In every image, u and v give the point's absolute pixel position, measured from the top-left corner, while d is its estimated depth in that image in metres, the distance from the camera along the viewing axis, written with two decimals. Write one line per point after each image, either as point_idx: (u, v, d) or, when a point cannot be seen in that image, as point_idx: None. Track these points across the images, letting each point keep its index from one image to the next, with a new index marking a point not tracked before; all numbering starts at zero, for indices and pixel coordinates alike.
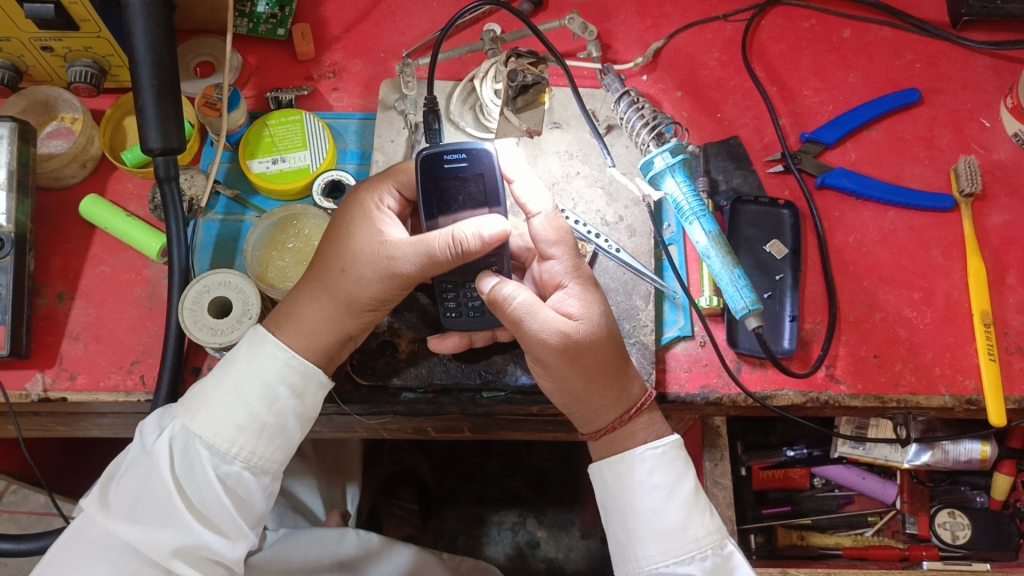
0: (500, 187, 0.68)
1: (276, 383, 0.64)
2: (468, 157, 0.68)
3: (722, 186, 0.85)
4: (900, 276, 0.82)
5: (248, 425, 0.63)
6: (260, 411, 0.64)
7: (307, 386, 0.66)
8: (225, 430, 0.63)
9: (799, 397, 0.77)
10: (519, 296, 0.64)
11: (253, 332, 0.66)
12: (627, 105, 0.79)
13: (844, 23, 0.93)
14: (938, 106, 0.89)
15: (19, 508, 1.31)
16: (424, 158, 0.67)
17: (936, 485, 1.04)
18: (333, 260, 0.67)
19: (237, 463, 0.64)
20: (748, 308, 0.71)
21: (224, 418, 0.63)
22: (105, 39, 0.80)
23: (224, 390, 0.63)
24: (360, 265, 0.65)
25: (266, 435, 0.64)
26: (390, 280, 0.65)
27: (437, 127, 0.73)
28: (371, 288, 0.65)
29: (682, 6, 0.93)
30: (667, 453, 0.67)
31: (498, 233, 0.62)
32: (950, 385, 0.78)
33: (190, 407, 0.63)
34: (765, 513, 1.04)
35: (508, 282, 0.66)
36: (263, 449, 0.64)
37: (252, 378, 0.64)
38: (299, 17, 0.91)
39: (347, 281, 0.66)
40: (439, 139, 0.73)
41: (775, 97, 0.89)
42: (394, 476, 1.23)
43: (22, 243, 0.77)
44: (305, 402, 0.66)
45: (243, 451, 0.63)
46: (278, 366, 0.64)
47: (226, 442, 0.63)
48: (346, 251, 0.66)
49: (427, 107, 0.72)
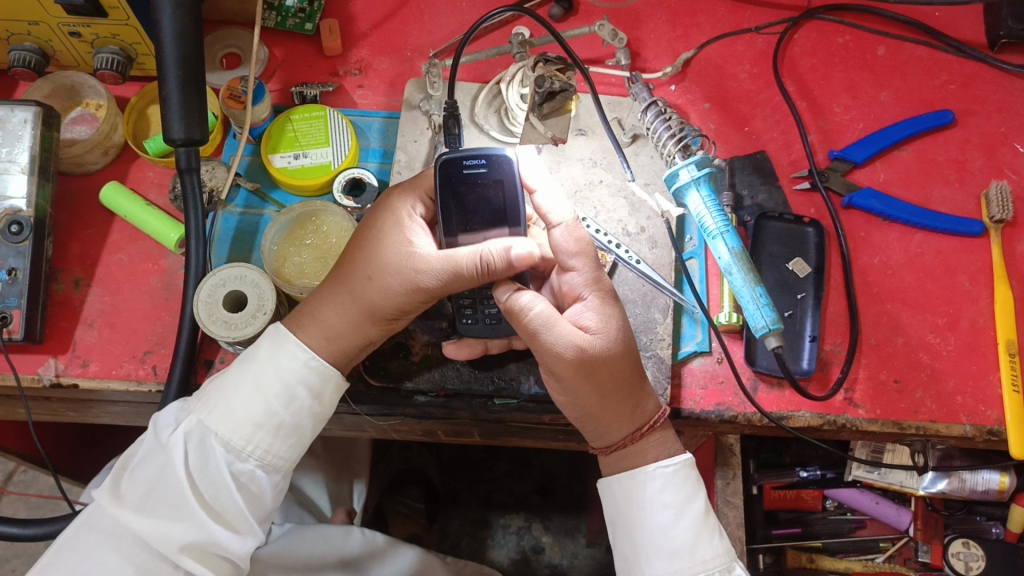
0: (519, 195, 0.68)
1: (294, 383, 0.63)
2: (487, 164, 0.68)
3: (747, 201, 0.83)
4: (925, 300, 0.81)
5: (264, 424, 0.63)
6: (277, 410, 0.63)
7: (325, 386, 0.65)
8: (242, 427, 0.62)
9: (816, 419, 0.76)
10: (536, 306, 0.64)
11: (275, 331, 0.65)
12: (654, 115, 0.78)
13: (879, 40, 0.91)
14: (971, 128, 0.87)
15: (28, 490, 1.37)
16: (442, 163, 0.67)
17: (951, 513, 1.02)
18: (360, 267, 0.66)
19: (251, 461, 0.63)
20: (769, 328, 0.70)
21: (242, 414, 0.62)
22: (133, 27, 0.79)
23: (243, 387, 0.63)
24: (386, 275, 0.65)
25: (281, 434, 0.64)
26: (416, 294, 0.65)
27: (457, 132, 0.72)
28: (397, 298, 0.65)
29: (713, 16, 0.92)
30: (679, 471, 0.66)
31: (527, 253, 0.62)
32: (971, 414, 0.77)
33: (208, 402, 0.62)
34: (774, 534, 1.02)
35: (525, 292, 0.65)
36: (278, 447, 0.64)
37: (271, 376, 0.63)
38: (328, 13, 0.91)
39: (369, 285, 0.65)
40: (458, 144, 0.72)
41: (805, 112, 0.88)
42: (401, 475, 1.24)
43: (41, 228, 0.77)
44: (322, 402, 0.66)
45: (258, 449, 0.63)
46: (298, 366, 0.64)
47: (242, 440, 0.62)
48: (373, 259, 0.66)
49: (449, 110, 0.72)
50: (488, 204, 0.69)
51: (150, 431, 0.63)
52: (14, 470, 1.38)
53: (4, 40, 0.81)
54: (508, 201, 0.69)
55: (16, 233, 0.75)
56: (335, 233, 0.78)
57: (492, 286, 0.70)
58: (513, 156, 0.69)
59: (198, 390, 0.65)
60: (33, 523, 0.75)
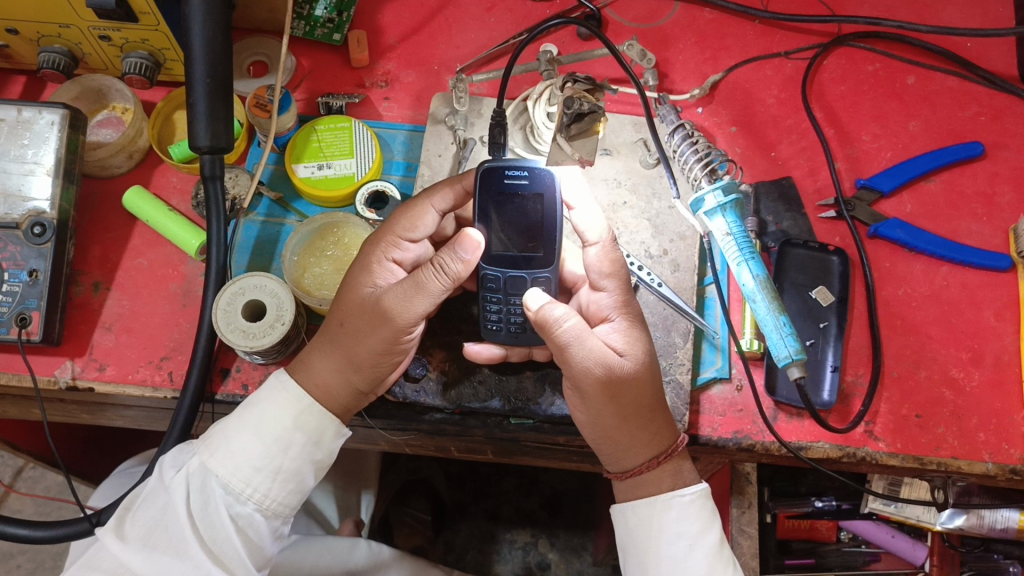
0: (559, 211, 0.68)
1: (291, 430, 0.65)
2: (529, 175, 0.68)
3: (771, 227, 0.83)
4: (949, 334, 0.80)
5: (264, 467, 0.64)
6: (276, 454, 0.64)
7: (324, 434, 0.67)
8: (241, 469, 0.64)
9: (835, 451, 0.75)
10: (568, 320, 0.63)
11: (270, 380, 0.67)
12: (682, 138, 0.77)
13: (909, 69, 0.90)
14: (1001, 162, 0.86)
15: (36, 485, 1.38)
16: (484, 171, 0.67)
17: (968, 551, 0.98)
18: (334, 314, 0.68)
19: (250, 504, 0.64)
20: (792, 357, 0.69)
21: (243, 458, 0.64)
22: (162, 32, 0.79)
23: (243, 433, 0.64)
24: (356, 316, 0.66)
25: (281, 478, 0.65)
26: (386, 330, 0.65)
27: (502, 141, 0.71)
28: (372, 340, 0.65)
29: (742, 39, 0.92)
30: (695, 501, 0.65)
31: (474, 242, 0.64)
32: (993, 452, 0.75)
33: (210, 445, 0.64)
34: (787, 564, 1.00)
35: (557, 303, 0.64)
36: (277, 492, 0.65)
37: (270, 423, 0.65)
38: (356, 24, 0.91)
39: (347, 333, 0.67)
40: (502, 153, 0.71)
41: (832, 139, 0.88)
42: (409, 485, 1.23)
43: (64, 230, 0.76)
44: (322, 449, 0.67)
45: (256, 492, 0.64)
46: (296, 413, 0.65)
47: (241, 483, 0.64)
48: (347, 305, 0.67)
49: (495, 120, 0.70)
50: (528, 214, 0.69)
51: (156, 473, 0.65)
52: (24, 467, 1.39)
53: (34, 41, 0.81)
54: (546, 216, 0.68)
55: (39, 235, 0.75)
56: (356, 244, 0.79)
57: (521, 295, 0.70)
58: (557, 172, 0.68)
59: (203, 433, 0.67)
60: (43, 525, 0.73)
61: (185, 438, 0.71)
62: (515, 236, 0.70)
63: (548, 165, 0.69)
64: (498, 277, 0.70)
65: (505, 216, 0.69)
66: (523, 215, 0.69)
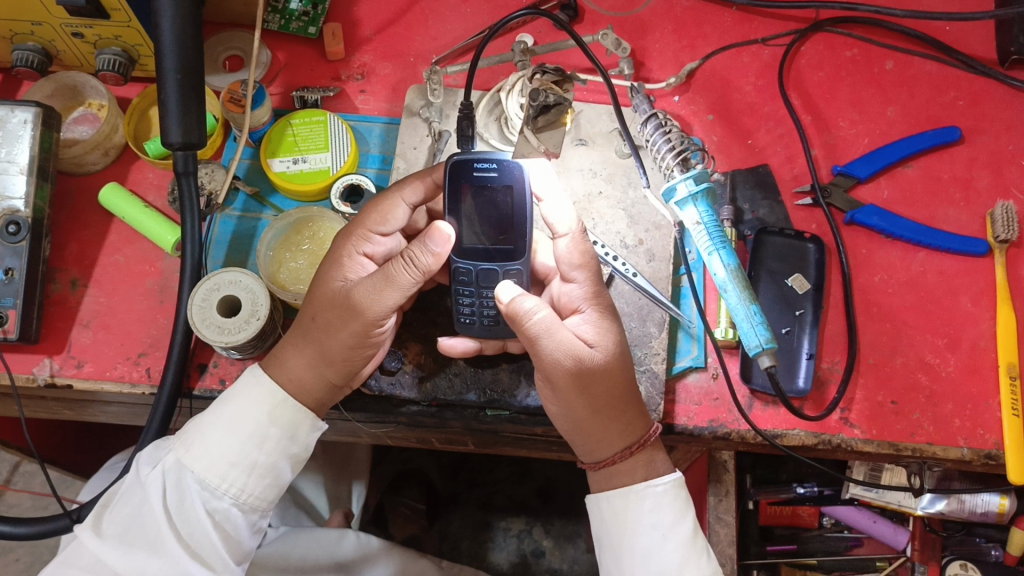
0: (528, 204, 0.68)
1: (266, 425, 0.65)
2: (498, 168, 0.68)
3: (747, 216, 0.82)
4: (926, 320, 0.80)
5: (239, 462, 0.64)
6: (251, 449, 0.65)
7: (299, 428, 0.67)
8: (216, 465, 0.64)
9: (810, 438, 0.75)
10: (538, 313, 0.63)
11: (243, 376, 0.67)
12: (654, 127, 0.75)
13: (888, 54, 0.90)
14: (979, 147, 0.86)
15: (32, 481, 1.38)
16: (453, 164, 0.68)
17: (950, 535, 1.00)
18: (306, 308, 0.68)
19: (227, 499, 0.64)
20: (762, 347, 0.69)
21: (218, 454, 0.64)
22: (135, 28, 0.79)
23: (218, 429, 0.65)
24: (327, 310, 0.66)
25: (257, 473, 0.65)
26: (357, 325, 0.65)
27: (471, 134, 0.71)
28: (343, 334, 0.65)
29: (720, 27, 0.92)
30: (669, 492, 0.65)
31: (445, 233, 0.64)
32: (969, 438, 0.76)
33: (186, 441, 0.64)
34: (769, 551, 1.03)
35: (528, 296, 0.64)
36: (253, 486, 0.65)
37: (245, 419, 0.65)
38: (332, 17, 0.90)
39: (319, 328, 0.67)
40: (472, 146, 0.71)
41: (809, 126, 0.87)
42: (402, 475, 1.25)
43: (38, 229, 0.77)
44: (297, 443, 0.68)
45: (232, 487, 0.64)
46: (270, 408, 0.65)
47: (217, 478, 0.64)
48: (319, 298, 0.67)
49: (462, 113, 0.70)
50: (499, 206, 0.69)
51: (133, 469, 0.66)
52: (20, 462, 1.39)
53: (8, 38, 0.81)
54: (516, 209, 0.68)
55: (14, 233, 0.75)
56: (331, 238, 0.79)
57: (493, 288, 0.70)
58: (526, 164, 0.68)
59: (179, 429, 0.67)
60: (25, 521, 0.74)
61: (164, 432, 0.71)
62: (485, 229, 0.70)
63: (515, 157, 0.68)
64: (470, 271, 0.70)
65: (477, 209, 0.69)
66: (493, 208, 0.69)
